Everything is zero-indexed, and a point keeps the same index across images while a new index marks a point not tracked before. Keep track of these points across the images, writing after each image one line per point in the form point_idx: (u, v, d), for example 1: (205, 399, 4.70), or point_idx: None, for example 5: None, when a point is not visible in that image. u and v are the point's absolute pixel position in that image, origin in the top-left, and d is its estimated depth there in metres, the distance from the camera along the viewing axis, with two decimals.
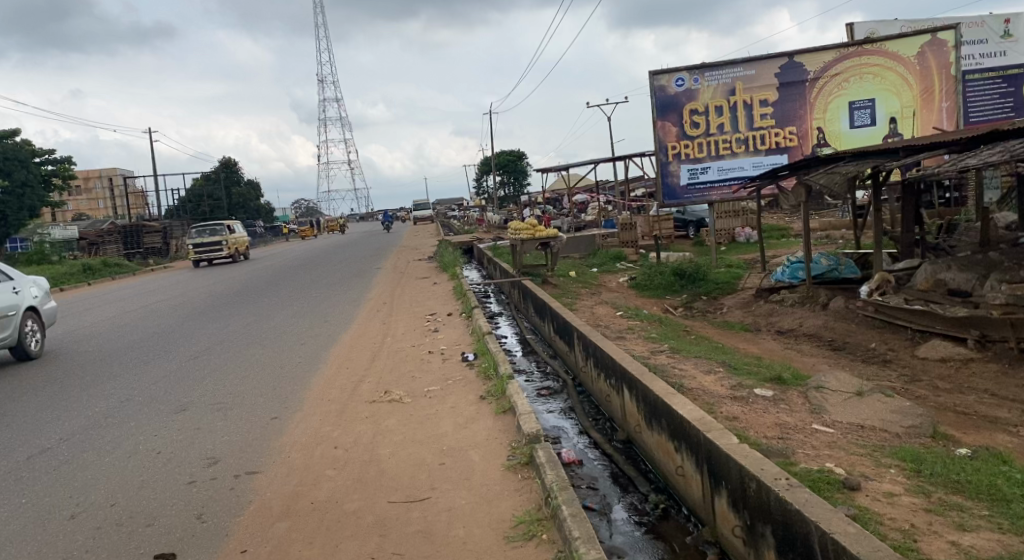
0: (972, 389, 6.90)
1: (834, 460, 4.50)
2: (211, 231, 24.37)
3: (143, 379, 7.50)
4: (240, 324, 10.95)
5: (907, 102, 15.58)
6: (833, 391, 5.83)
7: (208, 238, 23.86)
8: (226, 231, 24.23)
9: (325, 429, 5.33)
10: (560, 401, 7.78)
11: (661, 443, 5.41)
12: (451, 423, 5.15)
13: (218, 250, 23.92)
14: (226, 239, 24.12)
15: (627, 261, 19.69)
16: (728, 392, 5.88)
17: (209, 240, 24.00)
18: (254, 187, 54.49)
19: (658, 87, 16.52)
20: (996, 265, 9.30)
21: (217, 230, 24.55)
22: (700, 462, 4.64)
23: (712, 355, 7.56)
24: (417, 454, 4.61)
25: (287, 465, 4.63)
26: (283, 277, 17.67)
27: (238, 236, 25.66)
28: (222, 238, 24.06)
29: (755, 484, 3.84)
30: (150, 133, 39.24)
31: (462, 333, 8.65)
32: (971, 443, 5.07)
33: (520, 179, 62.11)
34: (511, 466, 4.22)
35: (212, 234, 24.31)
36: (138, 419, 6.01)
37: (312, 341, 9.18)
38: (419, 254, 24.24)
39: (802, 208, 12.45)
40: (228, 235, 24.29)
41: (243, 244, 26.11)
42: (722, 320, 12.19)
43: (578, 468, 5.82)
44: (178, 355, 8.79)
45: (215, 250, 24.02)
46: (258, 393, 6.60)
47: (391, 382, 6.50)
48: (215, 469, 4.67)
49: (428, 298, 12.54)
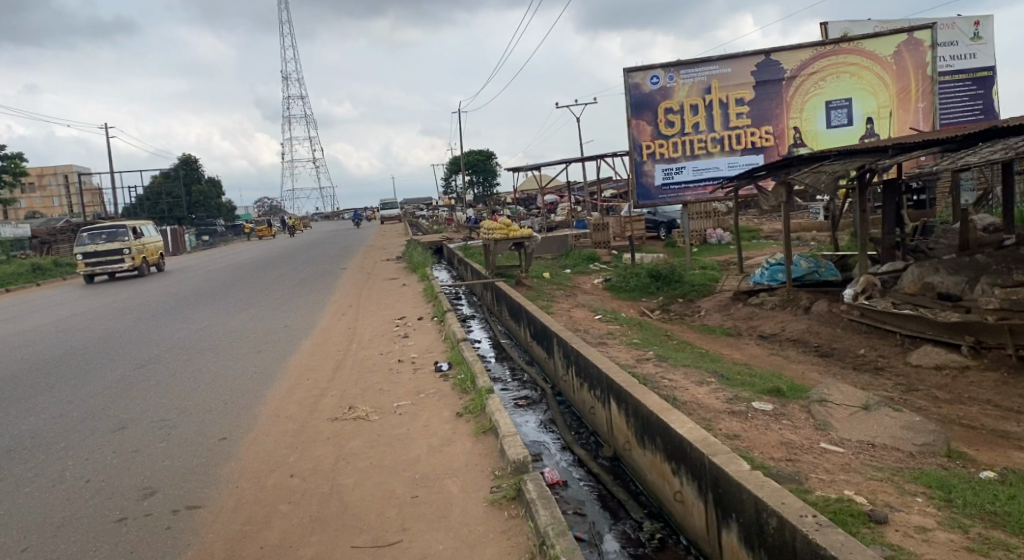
0: (974, 400, 6.53)
1: (853, 486, 4.04)
2: (109, 236, 19.02)
3: (79, 392, 6.79)
4: (193, 329, 10.24)
5: (884, 102, 15.35)
6: (837, 404, 5.39)
7: (105, 245, 18.58)
8: (130, 237, 19.00)
9: (281, 453, 4.74)
10: (540, 413, 7.30)
11: (656, 465, 4.92)
12: (423, 446, 4.60)
13: (120, 262, 18.74)
14: (129, 246, 18.87)
15: (600, 262, 19.24)
16: (725, 406, 5.41)
17: (106, 248, 18.69)
18: (215, 185, 52.96)
19: (633, 84, 16.10)
20: (986, 269, 9.04)
21: (117, 234, 19.15)
22: (704, 490, 4.17)
23: (700, 363, 7.10)
24: (385, 485, 4.05)
25: (236, 498, 4.03)
26: (243, 278, 16.86)
27: (147, 241, 20.41)
28: (123, 246, 18.80)
29: (776, 522, 3.36)
30: (105, 127, 37.73)
31: (433, 339, 8.08)
32: (991, 464, 4.66)
33: (487, 178, 61.49)
34: (495, 501, 3.69)
35: (110, 240, 18.95)
36: (69, 440, 5.33)
37: (269, 348, 8.54)
38: (387, 254, 23.49)
39: (783, 209, 12.10)
40: (131, 241, 19.03)
41: (155, 251, 20.85)
42: (702, 324, 11.78)
43: (563, 490, 5.32)
44: (122, 365, 8.05)
45: (115, 262, 18.79)
46: (207, 409, 5.97)
47: (356, 397, 5.91)
48: (151, 503, 4.05)
49: (396, 300, 11.94)
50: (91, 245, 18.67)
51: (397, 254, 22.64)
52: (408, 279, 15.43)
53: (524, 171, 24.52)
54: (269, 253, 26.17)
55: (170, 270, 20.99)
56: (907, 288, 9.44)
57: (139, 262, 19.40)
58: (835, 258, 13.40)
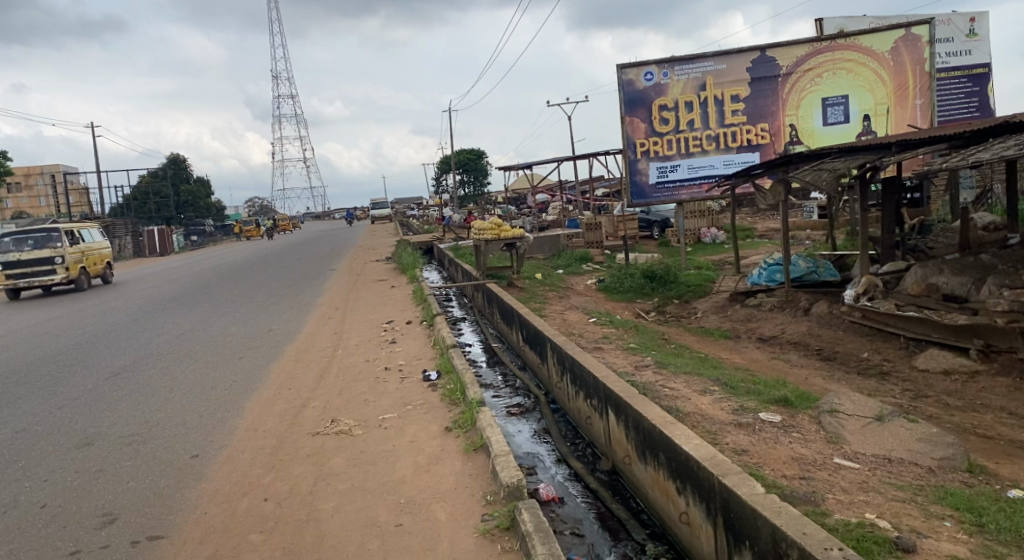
0: (988, 407, 6.24)
1: (874, 507, 3.74)
2: (37, 242, 15.39)
3: (46, 405, 6.47)
4: (173, 334, 9.90)
5: (881, 99, 15.09)
6: (850, 414, 5.09)
7: (30, 252, 14.97)
8: (65, 244, 15.45)
9: (257, 473, 4.41)
10: (533, 423, 6.98)
11: (659, 482, 4.61)
12: (409, 466, 4.27)
13: (50, 274, 15.16)
14: (62, 254, 15.31)
15: (593, 262, 18.92)
16: (730, 418, 5.10)
17: (33, 257, 15.09)
18: (204, 185, 52.33)
19: (626, 81, 15.80)
20: (992, 269, 8.79)
21: (47, 239, 15.49)
22: (712, 512, 3.86)
23: (701, 370, 6.79)
24: (367, 511, 3.72)
25: (202, 528, 3.72)
26: (229, 280, 16.50)
27: (89, 247, 16.85)
28: (54, 254, 15.21)
29: (797, 554, 3.06)
30: (91, 126, 37.23)
31: (422, 345, 7.74)
32: (1016, 480, 4.36)
33: (479, 178, 61.14)
34: (487, 531, 3.37)
35: (38, 246, 15.35)
36: (29, 457, 5.02)
37: (250, 354, 8.22)
38: (377, 254, 23.09)
39: (781, 207, 11.82)
40: (66, 248, 15.45)
41: (100, 259, 17.24)
42: (699, 326, 11.49)
43: (559, 508, 5.00)
44: (95, 374, 7.71)
45: (44, 274, 15.20)
46: (180, 422, 5.64)
47: (339, 408, 5.57)
48: (109, 533, 3.74)
49: (385, 303, 11.60)
50: (13, 253, 15.04)
51: (387, 255, 22.26)
52: (398, 281, 15.08)
53: (515, 169, 24.16)
54: (257, 254, 25.81)
55: (156, 273, 20.61)
56: (911, 289, 9.17)
57: (76, 275, 15.84)
58: (834, 258, 13.13)
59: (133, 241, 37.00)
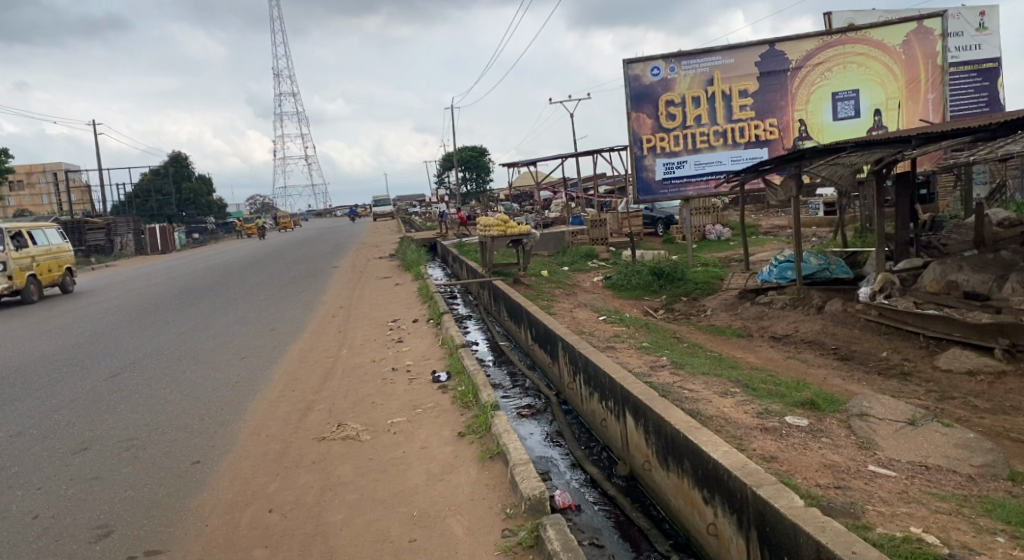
0: (1018, 409, 6.01)
1: (919, 520, 3.51)
2: None
3: (42, 407, 6.24)
4: (173, 333, 9.68)
5: (892, 93, 14.83)
6: (881, 419, 4.87)
7: None
8: (8, 247, 13.16)
9: (260, 481, 4.20)
10: (545, 425, 6.75)
11: (683, 490, 4.38)
12: (421, 475, 4.04)
13: None
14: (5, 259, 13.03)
15: (599, 259, 18.70)
16: (756, 422, 4.87)
17: None
18: (205, 183, 52.15)
19: (632, 76, 15.56)
20: (1013, 266, 8.56)
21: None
22: (745, 525, 3.64)
23: (720, 370, 6.56)
24: (378, 524, 3.51)
25: (204, 542, 3.51)
26: (229, 278, 16.29)
27: (44, 251, 14.52)
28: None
29: None
30: (92, 123, 37.12)
31: (429, 345, 7.51)
32: None
33: (480, 175, 60.88)
34: (508, 549, 3.15)
35: None
36: (22, 463, 4.80)
37: (252, 354, 8.00)
38: (380, 251, 22.86)
39: (793, 203, 11.58)
40: (9, 252, 13.14)
41: (56, 265, 14.87)
42: (709, 324, 11.26)
43: (576, 516, 4.76)
44: (92, 375, 7.49)
45: None
46: (179, 425, 5.42)
47: (346, 412, 5.34)
48: (105, 547, 3.53)
49: (389, 301, 11.37)
50: None
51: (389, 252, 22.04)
52: (401, 278, 14.87)
53: (518, 166, 23.94)
54: (259, 252, 25.56)
55: (157, 271, 20.43)
56: (929, 286, 8.95)
57: (22, 283, 13.53)
58: (846, 254, 12.92)
59: (135, 239, 36.87)
